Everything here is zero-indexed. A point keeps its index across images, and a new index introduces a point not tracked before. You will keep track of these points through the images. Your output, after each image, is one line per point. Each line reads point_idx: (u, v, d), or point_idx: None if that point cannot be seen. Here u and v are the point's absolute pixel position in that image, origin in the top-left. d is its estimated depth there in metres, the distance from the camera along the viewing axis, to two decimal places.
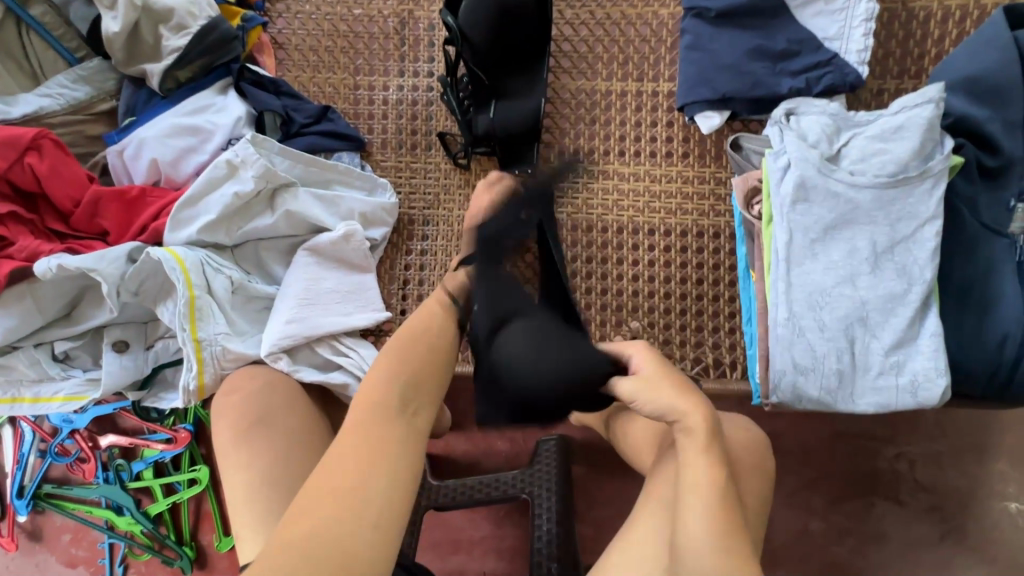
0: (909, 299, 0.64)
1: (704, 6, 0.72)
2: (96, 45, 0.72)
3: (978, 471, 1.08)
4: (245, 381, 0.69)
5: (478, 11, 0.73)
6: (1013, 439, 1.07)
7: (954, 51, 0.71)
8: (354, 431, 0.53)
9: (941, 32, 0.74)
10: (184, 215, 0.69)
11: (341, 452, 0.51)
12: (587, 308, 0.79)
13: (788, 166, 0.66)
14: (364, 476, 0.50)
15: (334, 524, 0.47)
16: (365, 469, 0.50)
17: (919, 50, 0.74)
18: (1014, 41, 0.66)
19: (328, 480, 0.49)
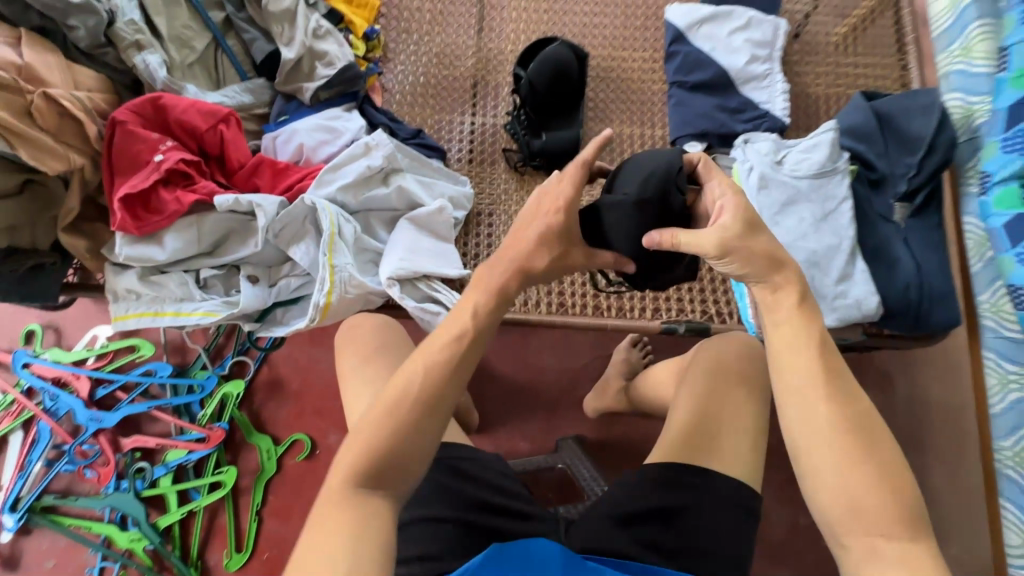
0: (842, 249, 0.94)
1: (684, 80, 1.11)
2: (265, 70, 0.99)
3: (922, 464, 1.31)
4: (365, 322, 0.85)
5: (541, 70, 1.07)
6: (945, 436, 1.33)
7: (838, 115, 1.12)
8: (403, 391, 0.61)
9: (825, 109, 1.17)
10: (327, 178, 0.91)
11: (391, 398, 0.61)
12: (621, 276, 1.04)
13: (752, 167, 1.00)
14: (399, 408, 0.60)
15: (386, 447, 0.59)
16: (417, 421, 0.60)
17: (815, 118, 1.16)
18: (870, 108, 1.07)
19: (380, 417, 0.60)
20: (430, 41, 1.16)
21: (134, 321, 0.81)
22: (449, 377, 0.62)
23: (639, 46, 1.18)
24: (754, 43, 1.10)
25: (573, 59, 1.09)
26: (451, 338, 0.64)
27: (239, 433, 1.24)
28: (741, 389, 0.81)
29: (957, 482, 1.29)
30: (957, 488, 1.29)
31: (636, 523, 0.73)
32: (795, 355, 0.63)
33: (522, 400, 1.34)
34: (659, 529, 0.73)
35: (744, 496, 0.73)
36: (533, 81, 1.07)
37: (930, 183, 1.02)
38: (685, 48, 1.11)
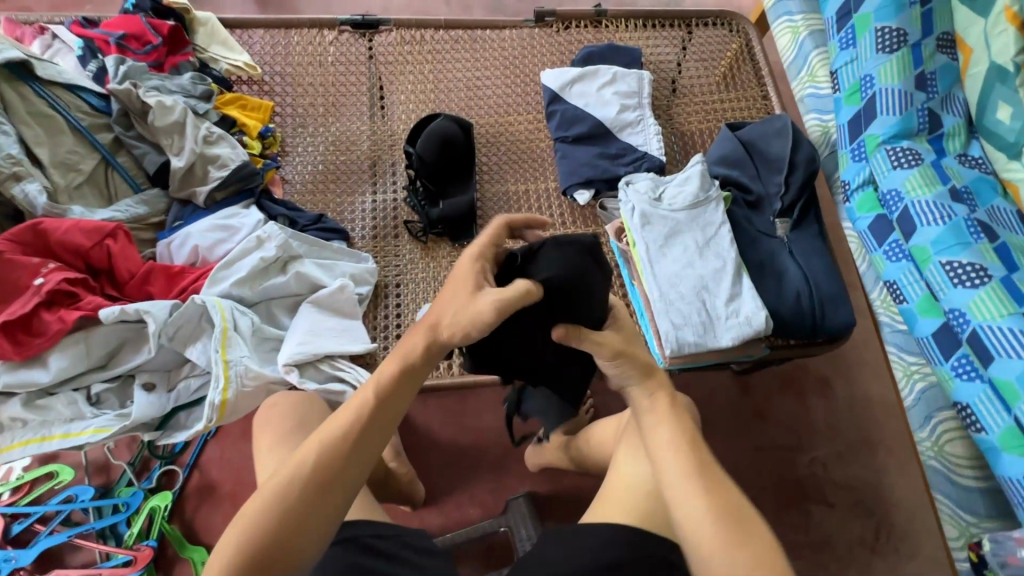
0: (728, 270, 0.99)
1: (565, 135, 1.19)
2: (159, 180, 1.03)
3: (873, 464, 1.31)
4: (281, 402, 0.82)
5: (428, 144, 1.13)
6: (888, 433, 1.35)
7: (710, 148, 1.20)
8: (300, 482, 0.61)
9: (699, 145, 1.28)
10: (220, 275, 0.92)
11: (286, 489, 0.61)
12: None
13: (635, 207, 1.05)
14: (294, 492, 0.59)
15: (276, 524, 0.58)
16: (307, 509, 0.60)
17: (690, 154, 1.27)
18: (736, 137, 1.16)
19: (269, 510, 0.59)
20: (326, 132, 1.23)
21: (19, 451, 0.78)
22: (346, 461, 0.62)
23: (522, 111, 1.27)
24: (622, 94, 1.20)
25: (458, 130, 1.16)
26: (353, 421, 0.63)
27: (171, 547, 1.17)
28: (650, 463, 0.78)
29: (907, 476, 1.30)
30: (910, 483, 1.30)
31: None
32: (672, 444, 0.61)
33: (468, 464, 1.32)
34: None
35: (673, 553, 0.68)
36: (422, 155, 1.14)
37: (801, 196, 1.10)
38: (562, 107, 1.20)
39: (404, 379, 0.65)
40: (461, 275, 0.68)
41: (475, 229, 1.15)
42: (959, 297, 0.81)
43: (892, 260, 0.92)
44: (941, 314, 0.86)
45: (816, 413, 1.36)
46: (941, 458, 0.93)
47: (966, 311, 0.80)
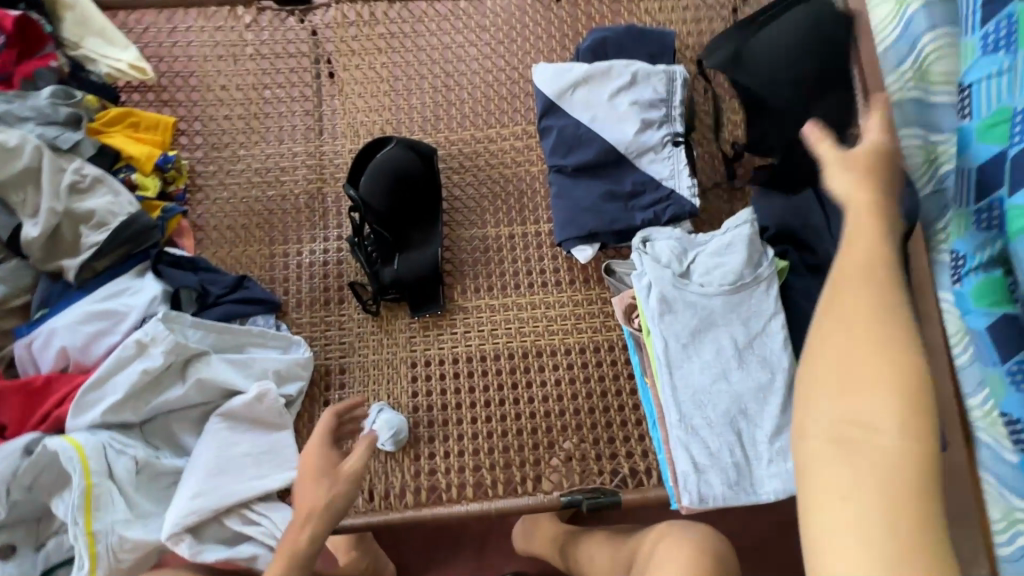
0: (776, 387, 0.72)
1: (562, 163, 0.87)
2: (16, 248, 0.78)
3: None
4: None
5: (375, 184, 0.86)
6: None
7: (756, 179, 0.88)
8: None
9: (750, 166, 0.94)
10: (90, 398, 0.71)
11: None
12: (518, 433, 0.83)
13: (650, 285, 0.77)
14: None
15: None
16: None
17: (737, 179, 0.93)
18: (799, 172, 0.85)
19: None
20: (249, 155, 0.93)
21: None
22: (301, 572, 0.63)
23: (506, 121, 0.95)
24: (643, 104, 0.86)
25: (414, 159, 0.87)
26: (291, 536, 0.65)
27: None
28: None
29: None
30: None
31: None
32: (892, 360, 0.42)
33: (447, 540, 1.14)
34: None
35: None
36: (369, 199, 0.86)
37: None
38: (559, 122, 0.87)
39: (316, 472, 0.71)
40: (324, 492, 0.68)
41: (442, 294, 0.88)
42: None
43: None
44: None
45: None
46: None
47: None
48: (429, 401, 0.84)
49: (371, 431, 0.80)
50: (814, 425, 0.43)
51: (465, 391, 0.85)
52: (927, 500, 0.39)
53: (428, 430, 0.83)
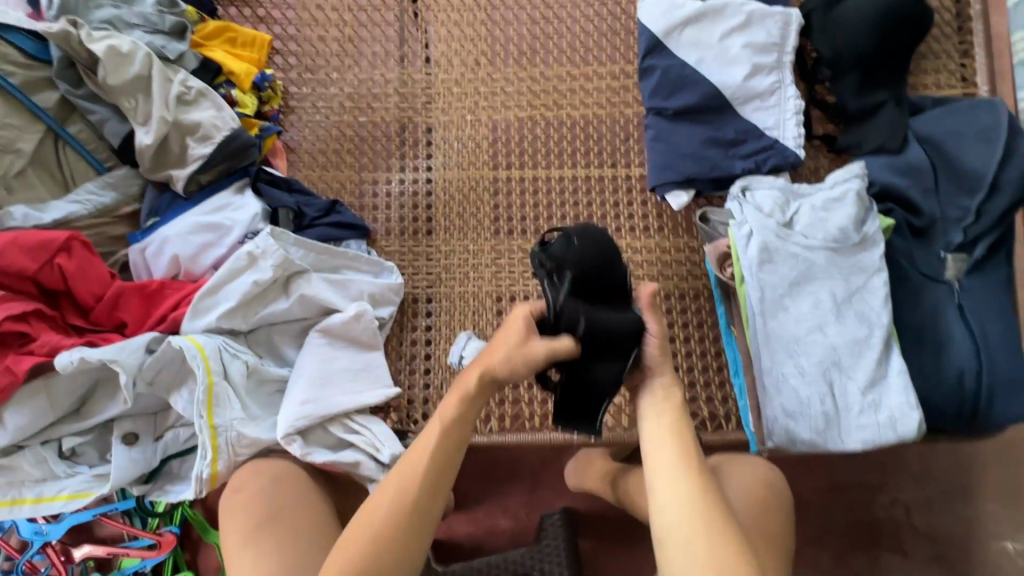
0: (873, 343, 0.72)
1: (663, 106, 0.85)
2: (126, 154, 0.80)
3: None
4: (250, 480, 0.68)
5: (586, 253, 0.64)
6: None
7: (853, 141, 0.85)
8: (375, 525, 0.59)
9: None
10: (204, 304, 0.73)
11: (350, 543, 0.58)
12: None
13: (752, 233, 0.76)
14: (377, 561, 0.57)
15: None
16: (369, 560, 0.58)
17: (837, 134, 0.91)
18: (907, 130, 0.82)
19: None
20: (341, 79, 0.93)
21: None
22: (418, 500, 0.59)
23: (604, 58, 0.92)
24: (755, 48, 0.83)
25: (608, 241, 0.65)
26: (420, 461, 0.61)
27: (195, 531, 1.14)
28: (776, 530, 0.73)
29: None
30: None
31: None
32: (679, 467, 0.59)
33: (502, 471, 1.20)
34: None
35: None
36: (562, 260, 0.65)
37: (994, 230, 0.77)
38: (663, 62, 0.85)
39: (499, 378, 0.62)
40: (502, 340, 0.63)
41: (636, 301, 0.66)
42: None
43: None
44: None
45: None
46: None
47: None
48: None
49: (461, 356, 0.83)
50: (664, 507, 0.57)
51: None
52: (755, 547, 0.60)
53: None
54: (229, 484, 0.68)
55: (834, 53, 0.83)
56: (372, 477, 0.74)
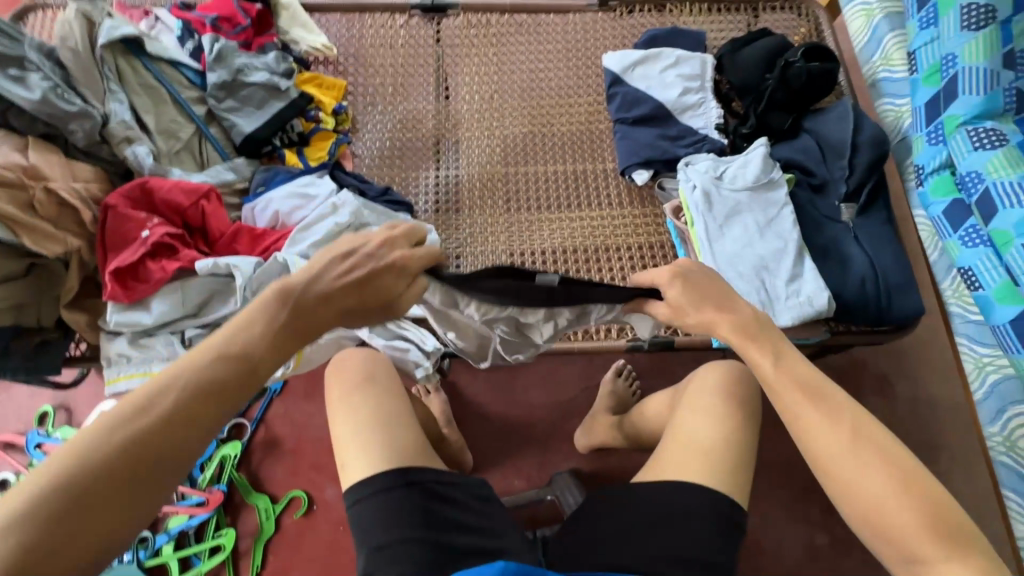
0: (789, 251, 0.98)
1: (625, 116, 1.20)
2: (243, 149, 1.11)
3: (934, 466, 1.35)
4: (352, 355, 0.87)
5: (782, 90, 1.13)
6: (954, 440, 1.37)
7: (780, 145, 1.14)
8: (31, 545, 0.47)
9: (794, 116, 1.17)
10: (298, 237, 1.00)
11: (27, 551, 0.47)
12: None
13: (695, 185, 1.05)
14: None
15: None
16: (390, 417, 0.79)
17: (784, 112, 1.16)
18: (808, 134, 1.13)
19: None
20: (394, 109, 1.28)
21: (124, 383, 0.88)
22: (100, 531, 0.50)
23: (583, 93, 1.29)
24: (685, 77, 1.20)
25: (798, 83, 1.12)
26: (72, 474, 0.50)
27: (238, 494, 1.27)
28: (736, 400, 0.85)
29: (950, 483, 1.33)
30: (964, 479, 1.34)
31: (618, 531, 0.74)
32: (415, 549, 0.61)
33: (515, 436, 1.35)
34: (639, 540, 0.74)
35: (697, 499, 0.75)
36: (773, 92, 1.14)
37: (869, 179, 1.06)
38: (623, 89, 1.21)
39: (219, 392, 0.56)
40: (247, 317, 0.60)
41: (777, 133, 1.15)
42: None
43: (968, 245, 0.91)
44: (1021, 300, 0.83)
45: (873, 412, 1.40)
46: (1013, 454, 0.91)
47: None
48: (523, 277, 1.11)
49: None
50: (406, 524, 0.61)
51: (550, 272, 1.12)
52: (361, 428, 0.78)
53: None
54: (340, 355, 0.87)
55: (738, 60, 1.20)
56: (418, 363, 0.96)
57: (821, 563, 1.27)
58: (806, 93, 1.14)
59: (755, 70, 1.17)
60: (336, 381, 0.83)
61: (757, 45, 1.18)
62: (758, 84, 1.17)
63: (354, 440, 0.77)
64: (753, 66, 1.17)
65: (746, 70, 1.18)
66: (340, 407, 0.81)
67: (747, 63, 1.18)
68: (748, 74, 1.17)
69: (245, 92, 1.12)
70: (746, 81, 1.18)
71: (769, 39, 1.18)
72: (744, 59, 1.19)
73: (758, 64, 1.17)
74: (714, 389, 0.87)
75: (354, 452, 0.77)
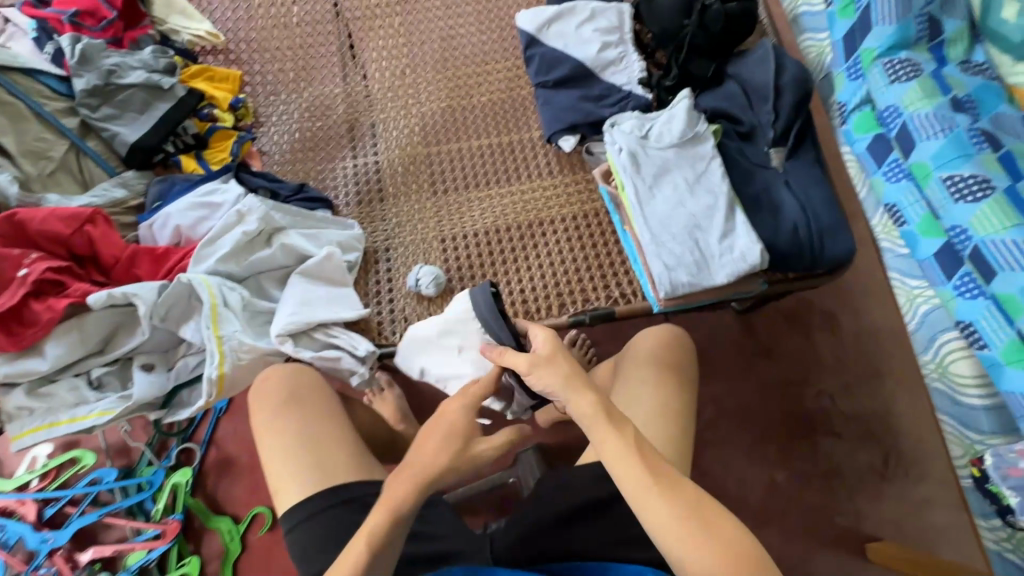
0: (721, 205, 0.95)
1: (546, 79, 1.13)
2: (132, 161, 1.01)
3: (880, 391, 1.41)
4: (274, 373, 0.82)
5: (703, 34, 1.08)
6: (899, 363, 1.43)
7: (705, 96, 1.10)
8: None
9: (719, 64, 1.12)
10: (205, 253, 0.92)
11: None
12: (531, 281, 1.05)
13: (622, 147, 1.01)
14: None
15: None
16: (322, 435, 0.75)
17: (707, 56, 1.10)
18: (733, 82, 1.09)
19: None
20: (299, 97, 1.18)
21: (30, 438, 0.80)
22: None
23: (501, 58, 1.21)
24: (603, 31, 1.13)
25: (718, 25, 1.08)
26: None
27: (198, 519, 1.23)
28: (670, 367, 0.85)
29: (895, 404, 1.40)
30: (910, 399, 1.40)
31: (571, 517, 0.74)
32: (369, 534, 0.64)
33: None
34: (592, 524, 0.73)
35: None
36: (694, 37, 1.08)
37: (795, 121, 1.04)
38: (540, 50, 1.14)
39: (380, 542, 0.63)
40: (436, 423, 0.70)
41: (703, 80, 1.11)
42: (961, 213, 0.78)
43: (892, 180, 0.90)
44: (943, 234, 0.84)
45: (822, 347, 1.45)
46: (946, 379, 0.94)
47: (967, 227, 0.78)
48: (454, 265, 1.07)
49: (417, 281, 1.01)
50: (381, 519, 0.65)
51: (486, 254, 1.07)
52: (288, 455, 0.74)
53: (461, 284, 1.05)
54: (261, 377, 0.81)
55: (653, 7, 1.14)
56: (353, 369, 0.92)
57: (780, 496, 1.34)
58: (728, 36, 1.10)
59: (672, 16, 1.12)
60: (258, 405, 0.77)
61: None
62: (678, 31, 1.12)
63: (286, 462, 0.74)
64: (670, 12, 1.12)
65: (665, 18, 1.12)
66: (266, 433, 0.76)
67: (664, 10, 1.12)
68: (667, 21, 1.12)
69: (122, 96, 1.01)
70: (664, 29, 1.13)
71: None
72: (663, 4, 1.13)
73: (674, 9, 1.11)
74: (654, 359, 0.86)
75: (284, 479, 0.73)
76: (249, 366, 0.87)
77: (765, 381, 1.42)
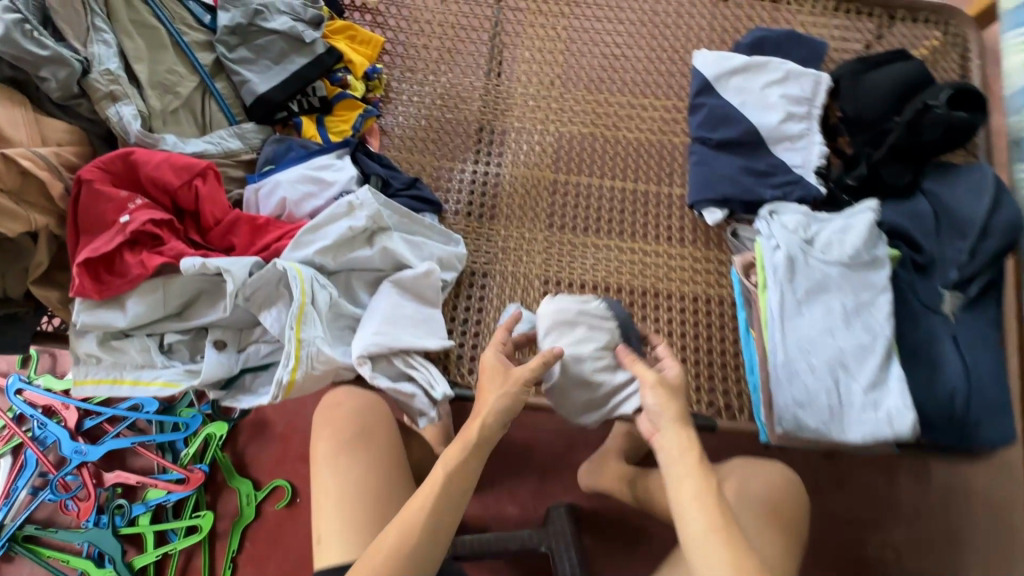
0: (876, 350, 0.81)
1: (708, 136, 0.99)
2: (254, 113, 0.94)
3: (956, 562, 1.25)
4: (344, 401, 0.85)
5: (912, 137, 0.92)
6: (986, 539, 1.27)
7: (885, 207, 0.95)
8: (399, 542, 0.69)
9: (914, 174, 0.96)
10: (305, 240, 0.85)
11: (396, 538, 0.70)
12: None
13: (779, 246, 0.87)
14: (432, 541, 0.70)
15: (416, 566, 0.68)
16: None
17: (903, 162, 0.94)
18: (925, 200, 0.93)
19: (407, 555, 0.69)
20: (435, 81, 1.08)
21: (92, 388, 0.77)
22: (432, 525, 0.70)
23: (662, 95, 1.07)
24: (791, 99, 0.98)
25: (937, 132, 0.91)
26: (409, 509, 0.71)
27: (221, 474, 1.22)
28: (772, 527, 0.75)
29: None
30: None
31: None
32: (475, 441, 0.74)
33: (514, 459, 1.26)
34: None
35: None
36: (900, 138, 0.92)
37: (989, 270, 0.87)
38: (711, 101, 1.00)
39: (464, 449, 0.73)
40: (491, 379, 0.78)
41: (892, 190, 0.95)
42: None
43: None
44: None
45: (904, 495, 1.30)
46: None
47: None
48: None
49: None
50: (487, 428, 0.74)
51: None
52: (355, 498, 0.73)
53: None
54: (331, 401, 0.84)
55: (858, 85, 0.98)
56: (423, 411, 0.84)
57: None
58: (938, 146, 0.93)
59: (880, 103, 0.95)
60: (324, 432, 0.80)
61: (886, 71, 0.96)
62: (879, 123, 0.95)
63: None
64: (877, 97, 0.95)
65: (867, 105, 0.96)
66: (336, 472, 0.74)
67: (872, 92, 0.96)
68: (871, 105, 0.96)
69: (262, 41, 0.94)
70: (863, 114, 0.96)
71: (907, 65, 0.95)
72: (874, 84, 0.96)
73: (883, 94, 0.95)
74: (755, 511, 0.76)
75: None
76: (318, 378, 0.81)
77: (828, 510, 1.29)
